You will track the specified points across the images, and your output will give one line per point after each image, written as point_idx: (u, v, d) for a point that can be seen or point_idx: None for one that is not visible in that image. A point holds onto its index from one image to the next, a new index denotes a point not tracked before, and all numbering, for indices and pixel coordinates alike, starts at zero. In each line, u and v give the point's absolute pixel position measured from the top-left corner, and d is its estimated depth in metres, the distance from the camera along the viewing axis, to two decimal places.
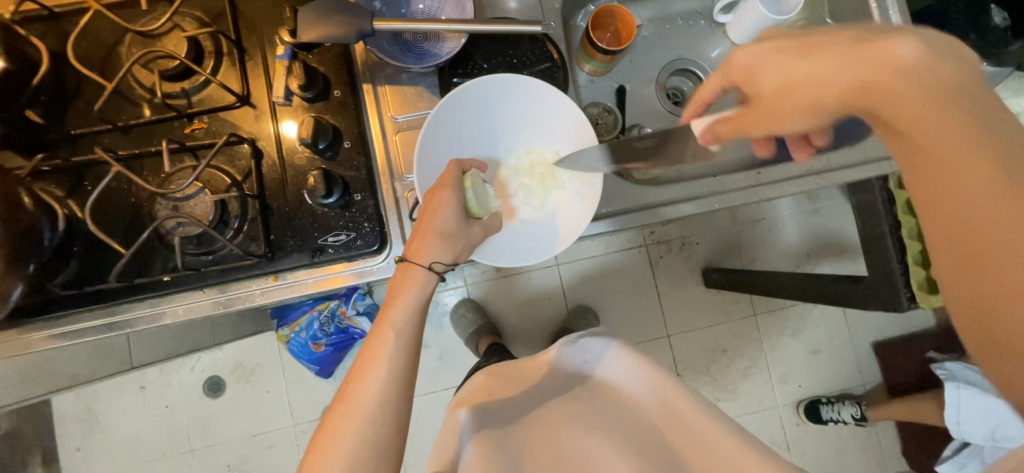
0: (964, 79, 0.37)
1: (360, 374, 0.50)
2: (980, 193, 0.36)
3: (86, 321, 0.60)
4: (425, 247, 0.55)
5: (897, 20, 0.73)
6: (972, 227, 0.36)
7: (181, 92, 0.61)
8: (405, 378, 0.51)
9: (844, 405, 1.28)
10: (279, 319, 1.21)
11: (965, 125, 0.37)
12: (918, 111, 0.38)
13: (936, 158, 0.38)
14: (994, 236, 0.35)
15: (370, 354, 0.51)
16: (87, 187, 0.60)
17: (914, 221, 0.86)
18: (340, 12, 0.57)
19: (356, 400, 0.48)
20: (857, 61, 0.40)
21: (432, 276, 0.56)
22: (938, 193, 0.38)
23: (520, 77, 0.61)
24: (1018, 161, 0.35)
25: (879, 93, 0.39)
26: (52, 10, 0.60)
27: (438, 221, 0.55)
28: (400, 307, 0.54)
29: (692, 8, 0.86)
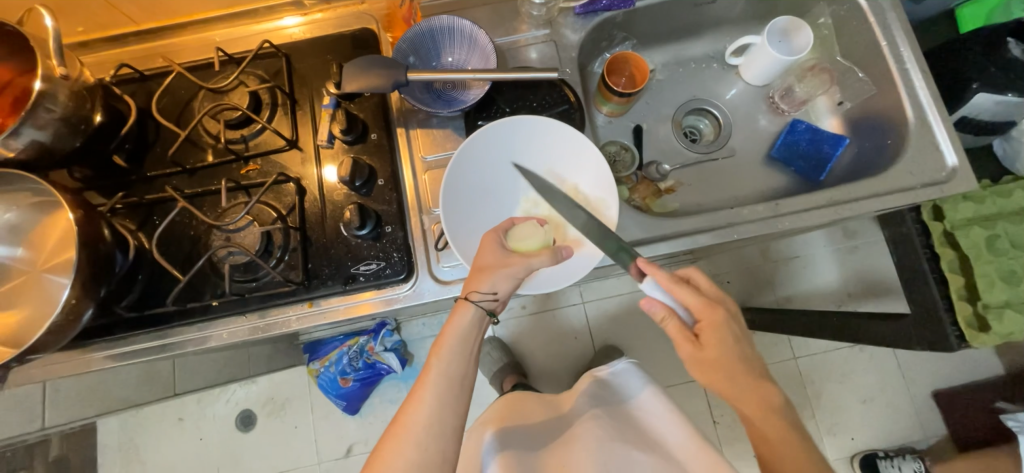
0: (710, 318, 0.58)
1: (414, 399, 0.57)
2: (718, 369, 0.59)
3: (142, 343, 0.66)
4: (474, 281, 0.59)
5: (909, 56, 0.75)
6: (747, 379, 0.59)
7: (240, 138, 0.70)
8: (450, 408, 0.57)
9: (905, 460, 1.20)
10: (309, 354, 1.25)
11: (722, 347, 0.58)
12: (711, 347, 0.58)
13: (714, 349, 0.59)
14: (740, 381, 0.59)
15: (422, 383, 0.58)
16: (155, 221, 0.68)
17: (954, 254, 0.79)
18: (379, 66, 0.65)
19: (407, 422, 0.56)
20: (746, 372, 0.59)
21: (478, 310, 0.59)
22: (739, 378, 0.59)
23: (537, 117, 0.66)
24: (724, 359, 0.58)
25: (712, 329, 0.58)
26: (142, 74, 0.71)
27: (480, 257, 0.61)
28: (450, 340, 0.60)
29: (704, 52, 0.90)
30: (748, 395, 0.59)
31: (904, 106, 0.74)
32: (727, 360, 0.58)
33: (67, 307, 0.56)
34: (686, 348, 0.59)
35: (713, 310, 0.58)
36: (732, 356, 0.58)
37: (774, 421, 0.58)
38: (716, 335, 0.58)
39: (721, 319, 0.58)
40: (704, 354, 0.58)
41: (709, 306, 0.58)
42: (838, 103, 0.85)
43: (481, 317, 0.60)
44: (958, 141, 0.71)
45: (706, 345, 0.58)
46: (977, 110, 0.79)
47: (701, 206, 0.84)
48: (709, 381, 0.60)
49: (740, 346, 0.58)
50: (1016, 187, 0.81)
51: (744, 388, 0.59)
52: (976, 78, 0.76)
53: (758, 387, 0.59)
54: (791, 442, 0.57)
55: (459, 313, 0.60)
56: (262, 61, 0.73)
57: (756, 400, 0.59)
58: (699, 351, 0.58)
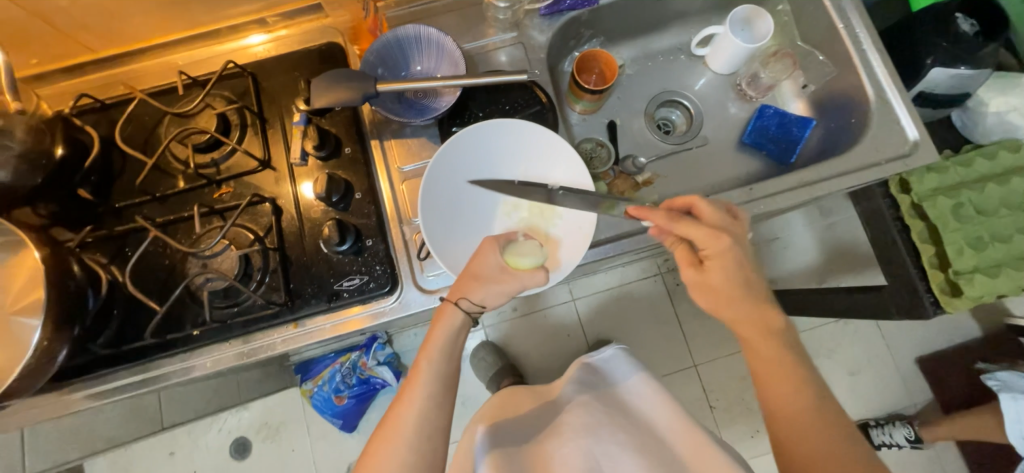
0: (717, 246, 0.58)
1: (402, 402, 0.58)
2: (715, 290, 0.60)
3: (122, 379, 0.64)
4: (466, 287, 0.60)
5: (865, 37, 0.77)
6: (734, 300, 0.59)
7: (211, 162, 0.68)
8: (437, 409, 0.57)
9: (894, 426, 1.23)
10: (302, 374, 1.24)
11: (724, 272, 0.58)
12: (714, 269, 0.59)
13: (715, 275, 0.59)
14: (732, 305, 0.59)
15: (409, 386, 0.58)
16: (128, 252, 0.66)
17: (923, 225, 0.82)
18: (347, 80, 0.65)
19: (395, 426, 0.56)
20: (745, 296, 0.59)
21: (466, 314, 0.61)
22: (736, 299, 0.59)
23: (508, 120, 0.66)
24: (730, 283, 0.59)
25: (713, 256, 0.59)
26: (103, 103, 0.69)
27: (477, 266, 0.61)
28: (436, 343, 0.60)
29: (671, 44, 0.92)
30: (747, 323, 0.59)
31: (864, 86, 0.76)
32: (730, 286, 0.59)
33: (40, 348, 0.54)
34: (692, 272, 0.61)
35: (716, 239, 0.58)
36: (733, 284, 0.59)
37: (771, 347, 0.59)
38: (719, 263, 0.59)
39: (722, 245, 0.58)
40: (705, 278, 0.60)
41: (716, 236, 0.58)
42: (802, 87, 0.87)
43: (467, 323, 0.62)
44: (918, 115, 0.73)
45: (709, 271, 0.60)
46: (932, 84, 0.83)
47: (680, 196, 0.85)
48: (715, 306, 0.61)
49: (736, 276, 0.59)
50: (976, 156, 0.84)
51: (735, 306, 0.59)
52: (930, 54, 0.79)
53: (756, 316, 0.59)
54: (787, 361, 0.58)
55: (446, 315, 0.61)
56: (227, 82, 0.72)
57: (753, 320, 0.59)
58: (702, 275, 0.60)
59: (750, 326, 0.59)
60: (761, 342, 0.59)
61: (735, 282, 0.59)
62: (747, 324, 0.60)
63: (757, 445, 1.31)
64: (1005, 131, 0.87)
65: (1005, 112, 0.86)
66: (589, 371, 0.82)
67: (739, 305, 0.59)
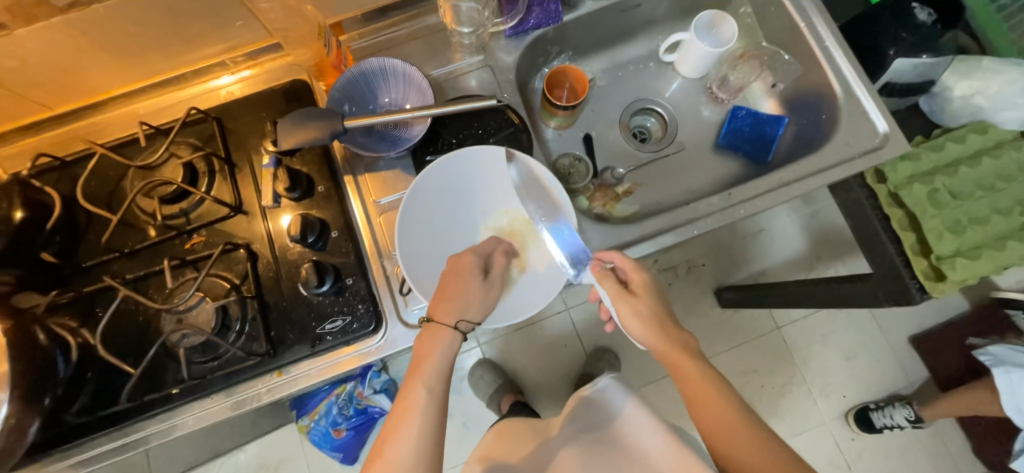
0: (638, 273, 0.65)
1: (394, 432, 0.53)
2: (634, 312, 0.63)
3: (101, 445, 0.62)
4: (459, 305, 0.59)
5: (827, 35, 0.78)
6: (659, 321, 0.63)
7: (180, 212, 0.66)
8: (431, 436, 0.54)
9: (894, 408, 1.22)
10: (297, 409, 1.18)
11: (642, 297, 0.64)
12: (635, 291, 0.65)
13: (636, 300, 0.64)
14: (657, 326, 0.63)
15: (400, 413, 0.55)
16: (99, 312, 0.64)
17: (902, 213, 0.82)
18: (314, 119, 0.63)
19: (390, 460, 0.52)
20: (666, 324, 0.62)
21: (456, 335, 0.59)
22: (658, 321, 0.63)
23: (479, 146, 0.66)
24: (647, 308, 0.64)
25: (636, 282, 0.65)
26: (63, 160, 0.67)
27: (463, 281, 0.60)
28: (426, 364, 0.57)
29: (640, 53, 0.92)
30: (670, 350, 0.61)
31: (831, 82, 0.77)
32: (656, 312, 0.64)
33: (7, 427, 0.52)
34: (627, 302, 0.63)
35: (637, 271, 0.65)
36: (656, 310, 0.64)
37: (696, 367, 0.59)
38: (642, 291, 0.64)
39: (639, 277, 0.65)
40: (639, 308, 0.63)
41: (637, 268, 0.65)
42: (772, 86, 0.88)
43: (457, 341, 0.59)
44: (887, 108, 0.74)
45: (637, 302, 0.64)
46: (897, 74, 0.83)
47: (661, 203, 0.85)
48: (644, 336, 0.63)
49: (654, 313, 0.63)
50: (947, 140, 0.85)
51: (652, 331, 0.62)
52: (892, 45, 0.80)
53: (682, 340, 0.61)
54: (709, 385, 0.58)
55: (439, 337, 0.58)
56: (192, 128, 0.70)
57: (669, 344, 0.61)
58: (636, 306, 0.63)
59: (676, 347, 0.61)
60: (686, 362, 0.60)
61: (654, 308, 0.64)
62: (671, 346, 0.61)
63: None
64: (972, 113, 0.89)
65: (970, 95, 0.88)
66: (588, 404, 0.77)
67: (664, 326, 0.63)
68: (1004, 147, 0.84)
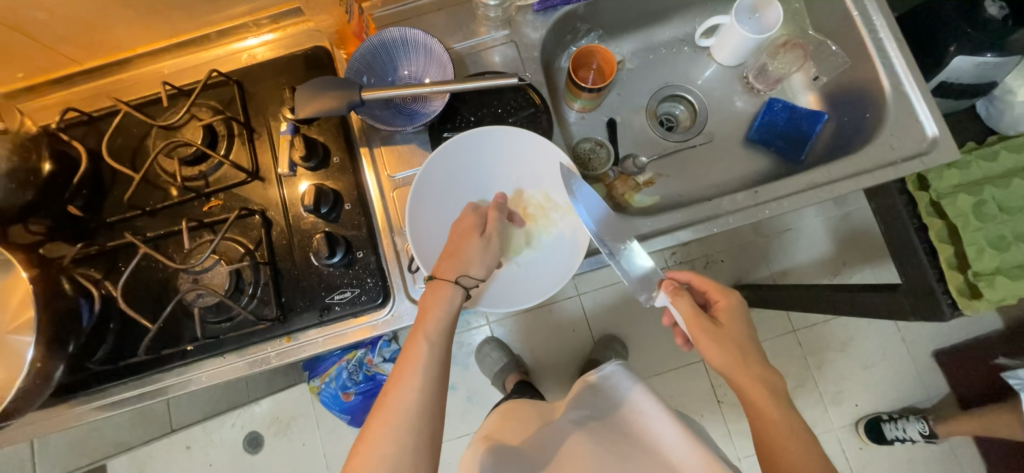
0: (726, 299, 0.63)
1: (397, 382, 0.54)
2: (711, 341, 0.59)
3: (122, 393, 0.65)
4: (453, 264, 0.59)
5: (882, 25, 0.72)
6: (740, 356, 0.58)
7: (199, 175, 0.67)
8: (436, 389, 0.54)
9: (909, 422, 1.19)
10: (310, 371, 1.23)
11: (726, 323, 0.61)
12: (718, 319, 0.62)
13: (726, 326, 0.61)
14: (738, 359, 0.58)
15: (404, 366, 0.54)
16: (121, 267, 0.66)
17: (942, 224, 0.77)
18: (333, 89, 0.62)
19: (393, 408, 0.52)
20: (752, 359, 0.58)
21: (457, 289, 0.57)
22: (740, 353, 0.58)
23: (498, 127, 0.64)
24: (741, 340, 0.59)
25: (723, 308, 0.63)
26: (90, 116, 0.69)
27: (463, 239, 0.60)
28: (429, 320, 0.56)
29: (674, 36, 0.87)
30: (755, 393, 0.56)
31: (880, 78, 0.71)
32: (741, 342, 0.59)
33: (33, 371, 0.54)
34: (707, 323, 0.60)
35: (729, 298, 0.63)
36: (740, 343, 0.59)
37: (778, 410, 0.55)
38: (728, 317, 0.62)
39: (741, 306, 0.63)
40: (725, 333, 0.60)
41: (720, 295, 0.64)
42: (814, 79, 0.82)
43: (461, 299, 0.58)
44: (939, 110, 0.68)
45: (726, 323, 0.61)
46: (957, 73, 0.77)
47: (683, 197, 0.82)
48: (722, 368, 0.59)
49: (730, 348, 0.58)
50: (1001, 148, 0.79)
51: (731, 363, 0.58)
52: (954, 41, 0.73)
53: (765, 380, 0.57)
54: (790, 435, 0.53)
55: (441, 292, 0.57)
56: (213, 90, 0.70)
57: (759, 386, 0.56)
58: (721, 329, 0.60)
59: (756, 388, 0.56)
60: (760, 404, 0.56)
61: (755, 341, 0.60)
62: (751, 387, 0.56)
63: None
64: None
65: None
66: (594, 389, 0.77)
67: (749, 359, 0.58)
68: None
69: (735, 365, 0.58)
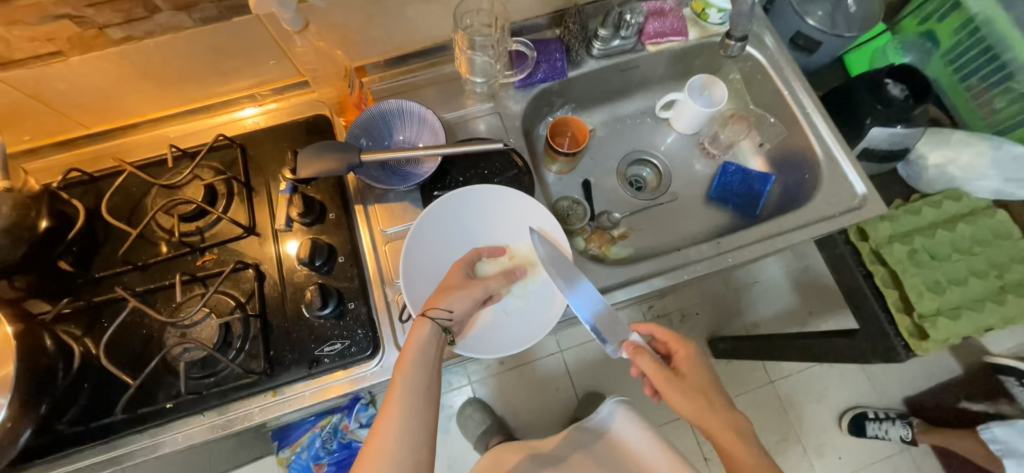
0: (684, 348, 0.67)
1: (383, 417, 0.56)
2: (677, 396, 0.62)
3: (86, 459, 0.61)
4: (435, 297, 0.62)
5: (809, 102, 0.85)
6: (707, 404, 0.62)
7: (196, 230, 0.70)
8: (422, 421, 0.56)
9: (892, 424, 1.25)
10: (279, 441, 1.15)
11: (688, 374, 0.65)
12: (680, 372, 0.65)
13: (689, 377, 0.64)
14: (707, 408, 0.61)
15: (389, 401, 0.57)
16: (104, 323, 0.65)
17: (885, 270, 0.85)
18: (333, 151, 0.68)
19: (381, 441, 0.55)
20: (716, 405, 0.62)
21: (432, 324, 0.60)
22: (707, 401, 0.62)
23: (486, 187, 0.71)
24: (705, 388, 0.63)
25: (683, 358, 0.66)
26: (92, 175, 0.71)
27: (447, 277, 0.65)
28: (410, 355, 0.59)
29: (637, 109, 0.99)
30: (725, 437, 0.60)
31: (813, 145, 0.83)
32: (704, 387, 0.63)
33: (2, 431, 0.52)
34: (669, 375, 0.63)
35: (687, 346, 0.67)
36: (701, 390, 0.63)
37: (747, 451, 0.59)
38: (688, 365, 0.66)
39: (699, 352, 0.67)
40: (687, 383, 0.63)
41: (679, 344, 0.67)
42: (760, 145, 0.93)
43: (440, 334, 0.61)
44: (865, 171, 0.79)
45: (687, 373, 0.65)
46: (875, 142, 0.90)
47: (654, 250, 0.89)
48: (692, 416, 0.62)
49: (695, 396, 0.62)
50: (924, 204, 0.90)
51: (700, 414, 0.61)
52: (869, 115, 0.87)
53: (731, 423, 0.61)
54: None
55: (416, 329, 0.60)
56: (216, 152, 0.75)
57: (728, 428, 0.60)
58: (683, 379, 0.64)
59: (726, 432, 0.60)
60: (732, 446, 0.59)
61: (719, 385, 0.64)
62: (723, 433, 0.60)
63: None
64: (947, 182, 0.95)
65: (943, 164, 0.95)
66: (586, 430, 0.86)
67: (717, 405, 0.62)
68: (978, 214, 0.90)
69: (705, 412, 0.61)
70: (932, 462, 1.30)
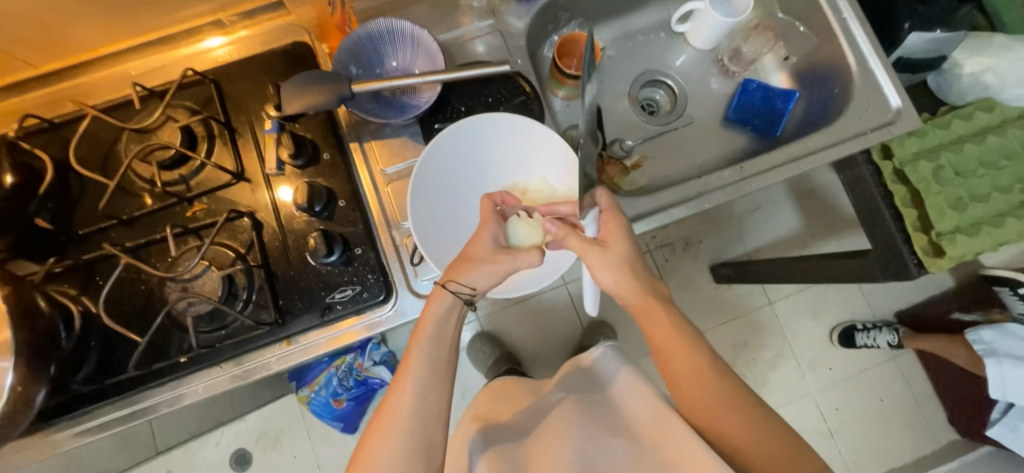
0: (616, 224, 0.60)
1: (394, 391, 0.54)
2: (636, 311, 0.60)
3: (107, 414, 0.61)
4: (455, 270, 0.58)
5: (845, 5, 0.76)
6: (660, 322, 0.58)
7: (179, 179, 0.64)
8: (437, 397, 0.54)
9: (880, 332, 1.29)
10: (296, 381, 1.18)
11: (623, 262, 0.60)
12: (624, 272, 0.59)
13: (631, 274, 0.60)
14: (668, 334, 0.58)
15: (403, 376, 0.55)
16: (99, 281, 0.62)
17: (905, 190, 0.83)
18: (320, 82, 0.61)
19: (391, 415, 0.53)
20: (673, 337, 0.57)
21: (449, 296, 0.57)
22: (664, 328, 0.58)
23: (493, 115, 0.64)
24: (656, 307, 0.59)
25: (610, 234, 0.60)
26: (52, 122, 0.64)
27: (473, 247, 0.60)
28: (428, 328, 0.57)
29: (651, 22, 0.90)
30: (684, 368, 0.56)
31: (846, 55, 0.76)
32: (629, 257, 0.60)
33: (14, 395, 0.51)
34: (596, 250, 0.59)
35: (611, 220, 0.60)
36: (641, 298, 0.60)
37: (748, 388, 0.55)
38: (613, 237, 0.60)
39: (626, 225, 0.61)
40: (611, 255, 0.59)
41: (606, 217, 0.61)
42: (784, 59, 0.86)
43: (459, 306, 0.58)
44: (901, 82, 0.73)
45: (612, 245, 0.59)
46: (911, 49, 0.83)
47: (668, 178, 0.84)
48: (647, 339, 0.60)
49: (621, 277, 0.59)
50: (954, 118, 0.86)
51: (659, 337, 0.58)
52: (908, 18, 0.78)
53: (692, 355, 0.56)
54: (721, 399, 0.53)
55: (435, 299, 0.58)
56: (188, 90, 0.67)
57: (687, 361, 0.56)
58: (608, 252, 0.59)
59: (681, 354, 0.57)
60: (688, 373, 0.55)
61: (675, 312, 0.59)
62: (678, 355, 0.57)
63: None
64: (980, 91, 0.89)
65: (979, 72, 0.88)
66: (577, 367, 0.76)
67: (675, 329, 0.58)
68: (1008, 125, 0.85)
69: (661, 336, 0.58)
70: (919, 370, 1.37)
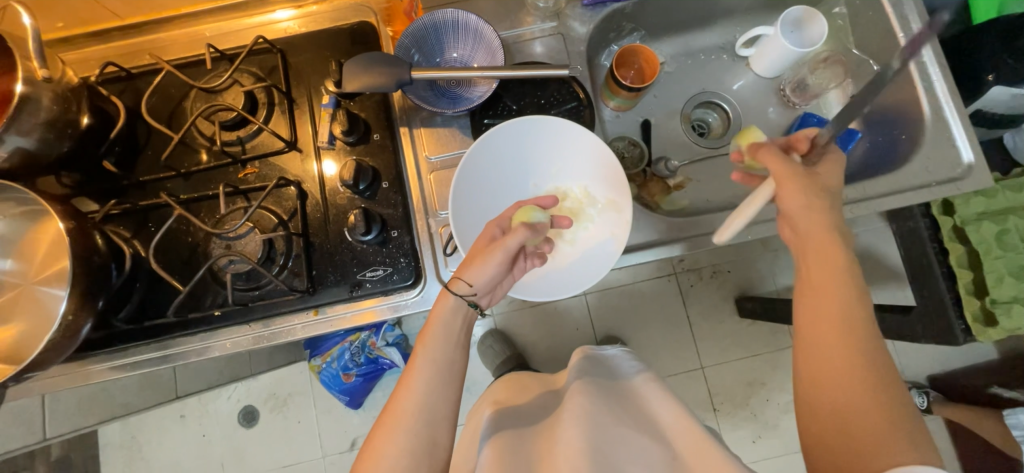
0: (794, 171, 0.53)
1: (403, 388, 0.55)
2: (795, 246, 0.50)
3: (141, 354, 0.65)
4: (460, 268, 0.59)
5: (926, 49, 0.73)
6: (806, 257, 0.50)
7: (236, 140, 0.66)
8: (443, 397, 0.55)
9: (907, 393, 1.23)
10: (311, 349, 1.21)
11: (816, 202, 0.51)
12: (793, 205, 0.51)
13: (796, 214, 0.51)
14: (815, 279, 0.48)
15: (411, 372, 0.55)
16: (150, 228, 0.65)
17: (963, 250, 0.78)
18: (382, 64, 0.62)
19: (398, 412, 0.53)
20: (837, 280, 0.47)
21: (456, 300, 0.58)
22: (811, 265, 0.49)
23: (545, 117, 0.64)
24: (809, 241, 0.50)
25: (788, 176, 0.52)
26: (129, 72, 0.68)
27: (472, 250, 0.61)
28: (435, 328, 0.58)
29: (714, 42, 0.88)
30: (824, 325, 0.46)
31: (920, 100, 0.72)
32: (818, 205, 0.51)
33: (64, 323, 0.54)
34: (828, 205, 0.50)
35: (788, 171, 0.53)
36: (813, 239, 0.50)
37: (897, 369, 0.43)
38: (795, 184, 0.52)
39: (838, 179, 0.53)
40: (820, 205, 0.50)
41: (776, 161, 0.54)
42: (851, 97, 0.83)
43: (464, 308, 0.59)
44: (976, 137, 0.69)
45: (784, 192, 0.52)
46: (991, 102, 0.78)
47: (710, 203, 0.82)
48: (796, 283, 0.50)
49: (817, 196, 0.51)
50: None
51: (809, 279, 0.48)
52: (993, 70, 0.74)
53: (836, 314, 0.46)
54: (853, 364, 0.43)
55: (442, 302, 0.59)
56: (257, 57, 0.69)
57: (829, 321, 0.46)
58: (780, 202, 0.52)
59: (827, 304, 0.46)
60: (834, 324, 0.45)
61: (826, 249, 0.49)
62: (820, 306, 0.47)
63: (757, 450, 1.29)
64: None
65: None
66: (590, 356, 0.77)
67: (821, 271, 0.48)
68: None
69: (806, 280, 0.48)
70: (944, 438, 1.29)
